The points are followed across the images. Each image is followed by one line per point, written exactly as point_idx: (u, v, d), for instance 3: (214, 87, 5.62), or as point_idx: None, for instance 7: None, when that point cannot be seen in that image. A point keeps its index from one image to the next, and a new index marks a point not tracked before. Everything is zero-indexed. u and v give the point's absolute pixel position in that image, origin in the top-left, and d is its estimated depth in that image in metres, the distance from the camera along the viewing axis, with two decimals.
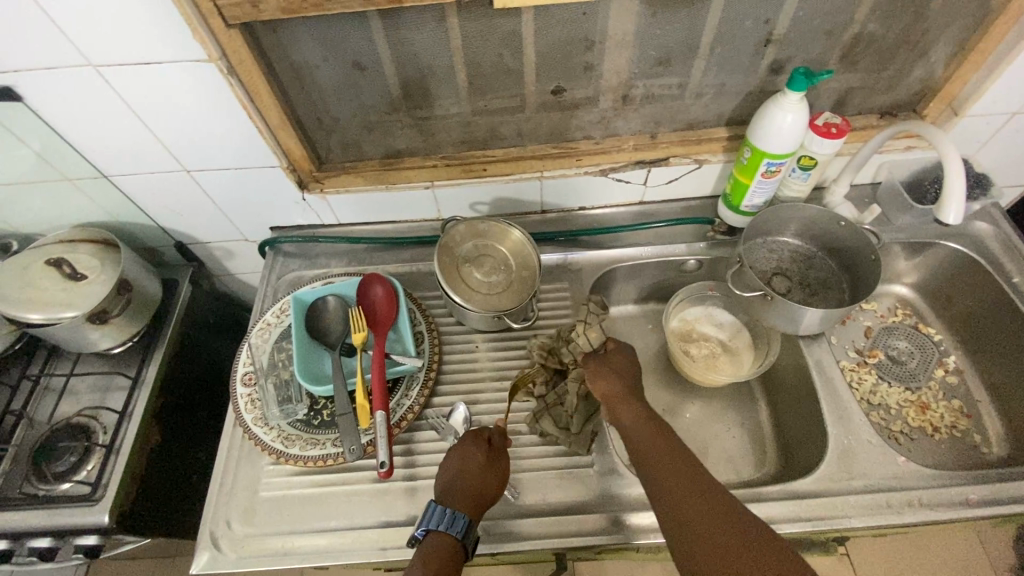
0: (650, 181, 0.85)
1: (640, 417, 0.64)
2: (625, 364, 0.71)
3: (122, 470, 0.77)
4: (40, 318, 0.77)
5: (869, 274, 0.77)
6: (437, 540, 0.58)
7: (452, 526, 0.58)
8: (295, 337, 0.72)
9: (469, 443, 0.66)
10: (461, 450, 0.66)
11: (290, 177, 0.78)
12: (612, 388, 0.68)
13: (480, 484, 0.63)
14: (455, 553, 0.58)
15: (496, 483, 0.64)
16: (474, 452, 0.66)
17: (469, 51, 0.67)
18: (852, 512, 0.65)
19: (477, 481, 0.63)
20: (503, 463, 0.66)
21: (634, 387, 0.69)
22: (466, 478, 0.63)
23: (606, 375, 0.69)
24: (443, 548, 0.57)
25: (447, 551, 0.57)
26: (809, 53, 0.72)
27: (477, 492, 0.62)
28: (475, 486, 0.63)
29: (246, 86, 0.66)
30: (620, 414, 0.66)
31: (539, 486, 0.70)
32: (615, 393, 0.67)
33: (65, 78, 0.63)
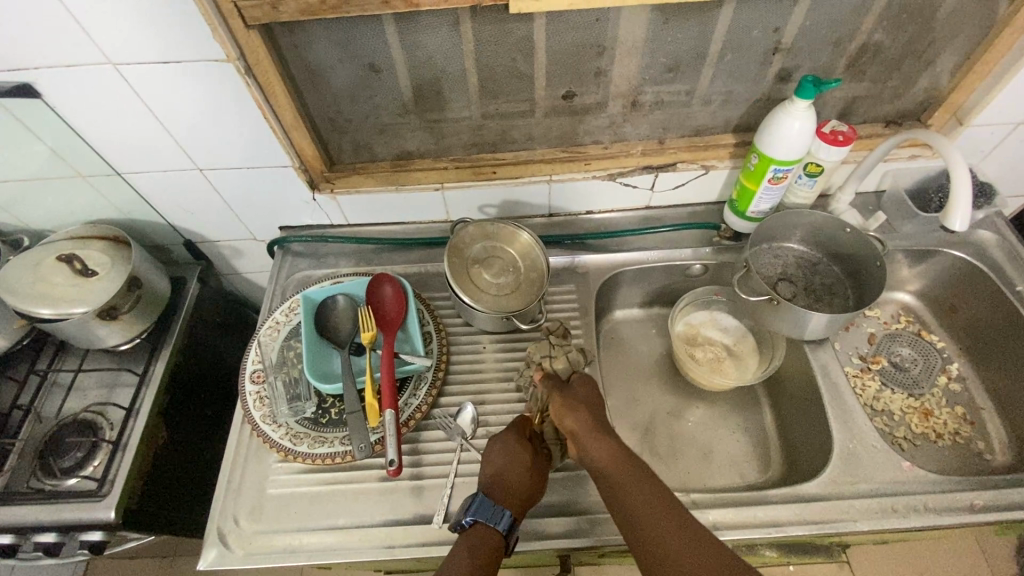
0: (657, 186, 0.86)
1: (605, 442, 0.61)
2: (585, 390, 0.68)
3: (128, 466, 0.78)
4: (50, 313, 0.76)
5: (875, 280, 0.78)
6: (482, 536, 0.59)
7: (498, 522, 0.59)
8: (305, 335, 0.72)
9: (517, 442, 0.66)
10: (510, 448, 0.66)
11: (301, 177, 0.79)
12: (580, 416, 0.64)
13: (526, 486, 0.64)
14: (497, 548, 0.59)
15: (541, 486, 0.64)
16: (523, 454, 0.66)
17: (483, 55, 0.68)
18: (858, 515, 0.65)
19: (524, 482, 0.64)
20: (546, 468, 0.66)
21: (597, 415, 0.65)
22: (514, 478, 0.64)
23: (573, 408, 0.65)
24: (487, 542, 0.59)
25: (491, 546, 0.58)
26: (816, 61, 0.74)
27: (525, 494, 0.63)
28: (523, 487, 0.63)
29: (262, 86, 0.66)
30: (585, 439, 0.62)
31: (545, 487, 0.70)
32: (582, 422, 0.64)
33: (84, 75, 0.63)
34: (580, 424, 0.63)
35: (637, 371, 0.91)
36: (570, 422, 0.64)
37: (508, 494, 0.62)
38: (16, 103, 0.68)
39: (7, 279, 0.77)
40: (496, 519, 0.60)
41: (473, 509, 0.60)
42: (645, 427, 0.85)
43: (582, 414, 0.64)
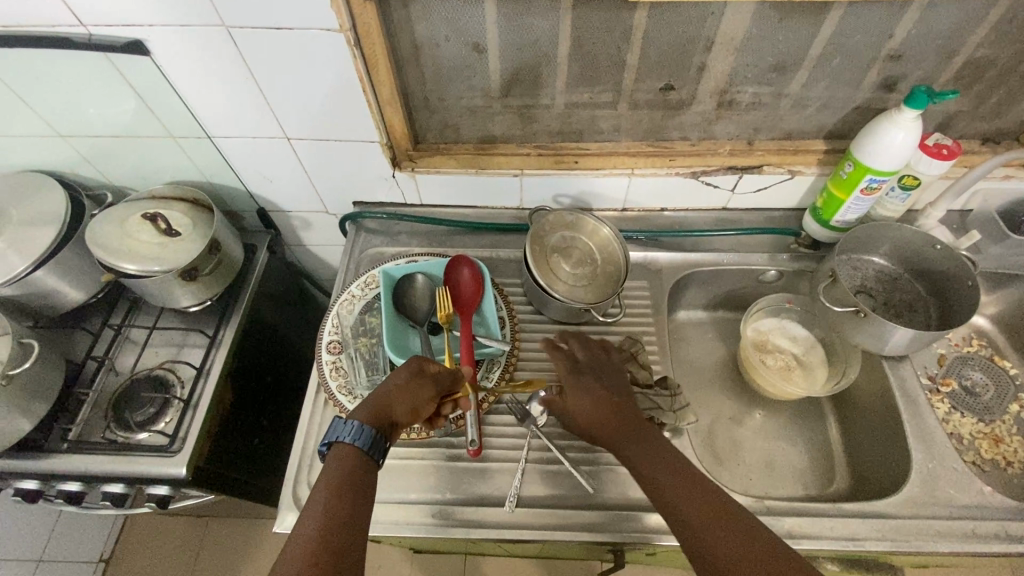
0: (739, 188, 0.84)
1: (642, 439, 0.58)
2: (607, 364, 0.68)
3: (199, 425, 0.79)
4: (135, 269, 0.76)
5: (963, 300, 0.76)
6: (339, 455, 0.53)
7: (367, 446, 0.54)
8: (385, 311, 0.73)
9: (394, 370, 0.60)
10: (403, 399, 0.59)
11: (385, 153, 0.80)
12: (601, 401, 0.62)
13: (384, 400, 0.58)
14: (359, 465, 0.53)
15: (405, 408, 0.59)
16: (396, 379, 0.60)
17: (586, 41, 0.68)
18: (937, 536, 0.64)
19: (385, 398, 0.58)
20: (419, 396, 0.60)
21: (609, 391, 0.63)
22: (373, 396, 0.58)
23: (594, 388, 0.63)
24: (347, 462, 0.53)
25: (351, 464, 0.53)
26: (924, 71, 0.72)
27: (380, 408, 0.57)
28: (388, 400, 0.58)
29: (366, 58, 0.67)
30: (627, 439, 0.58)
31: (614, 480, 0.70)
32: (616, 418, 0.60)
33: (196, 35, 0.64)
34: (608, 416, 0.60)
35: (698, 374, 0.90)
36: (595, 416, 0.61)
37: (369, 410, 0.57)
38: (123, 60, 0.68)
39: (96, 233, 0.77)
40: (354, 435, 0.54)
41: (330, 434, 0.55)
42: (707, 428, 0.84)
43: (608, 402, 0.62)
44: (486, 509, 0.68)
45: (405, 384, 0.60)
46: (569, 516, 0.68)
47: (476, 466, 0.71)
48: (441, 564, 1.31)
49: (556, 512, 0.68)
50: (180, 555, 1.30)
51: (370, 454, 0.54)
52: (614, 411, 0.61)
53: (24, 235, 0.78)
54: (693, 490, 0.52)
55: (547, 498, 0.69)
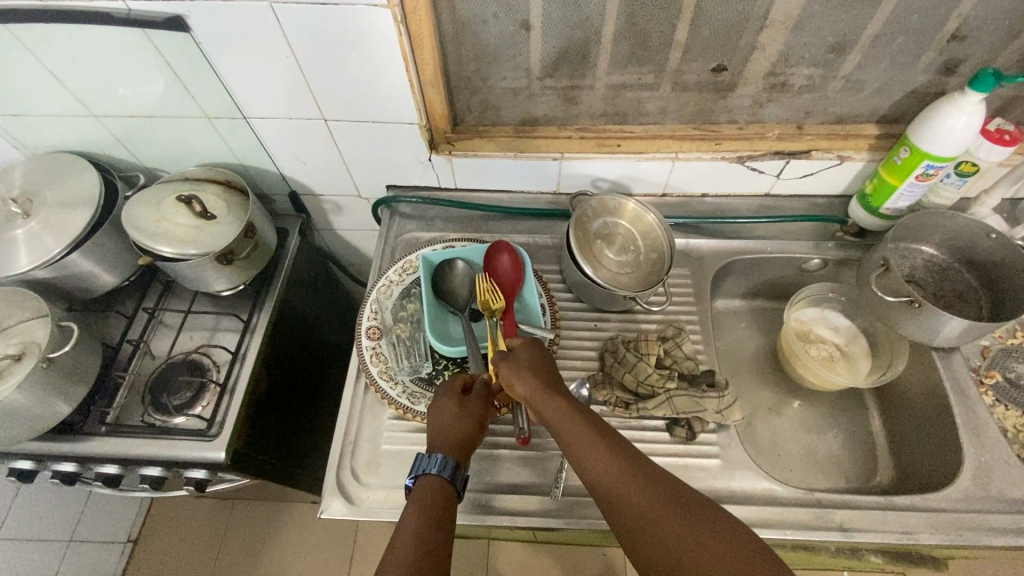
0: (784, 173, 0.82)
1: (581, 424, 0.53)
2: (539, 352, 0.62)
3: (236, 409, 0.79)
4: (171, 251, 0.75)
5: (1018, 291, 0.74)
6: (426, 488, 0.54)
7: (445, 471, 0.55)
8: (426, 298, 0.72)
9: (440, 395, 0.62)
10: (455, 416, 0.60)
11: (424, 135, 0.78)
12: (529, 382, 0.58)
13: (455, 430, 0.59)
14: (449, 497, 0.54)
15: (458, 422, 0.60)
16: (447, 402, 0.61)
17: (639, 19, 0.65)
18: (990, 530, 0.63)
19: (454, 426, 0.59)
20: (477, 411, 0.61)
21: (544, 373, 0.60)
22: (438, 427, 0.59)
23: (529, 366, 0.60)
24: (436, 493, 0.54)
25: (441, 495, 0.53)
26: (990, 52, 0.69)
27: (451, 436, 0.58)
28: (456, 428, 0.59)
29: (410, 34, 0.65)
30: (563, 423, 0.54)
31: None
32: (552, 401, 0.56)
33: (239, 11, 0.62)
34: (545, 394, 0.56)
35: (735, 363, 0.89)
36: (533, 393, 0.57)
37: (443, 441, 0.58)
38: (161, 37, 0.67)
39: (131, 215, 0.76)
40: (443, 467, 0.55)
41: (416, 467, 0.56)
42: (746, 418, 0.83)
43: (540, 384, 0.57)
44: (530, 497, 0.67)
45: (460, 407, 0.61)
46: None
47: (518, 454, 0.70)
48: (463, 549, 1.32)
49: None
50: (206, 537, 1.31)
51: (455, 483, 0.55)
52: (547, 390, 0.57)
53: (59, 217, 0.77)
54: (646, 486, 0.48)
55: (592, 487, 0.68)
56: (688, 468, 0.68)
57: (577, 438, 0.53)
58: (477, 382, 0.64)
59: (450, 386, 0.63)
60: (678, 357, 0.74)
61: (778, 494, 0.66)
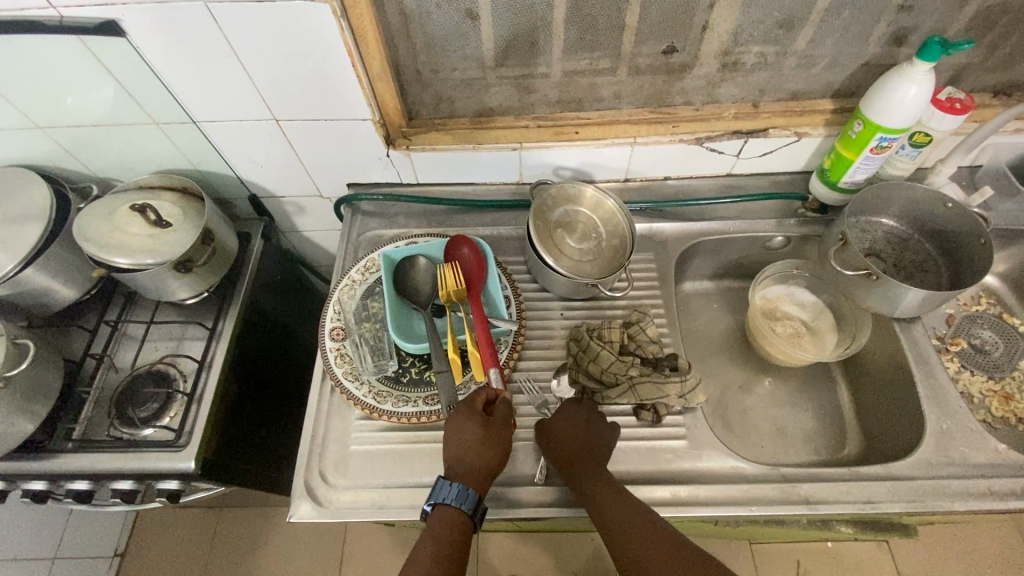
0: (744, 152, 0.82)
1: (615, 495, 0.60)
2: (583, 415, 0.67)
3: (205, 418, 0.78)
4: (127, 263, 0.74)
5: (974, 259, 0.75)
6: (443, 516, 0.58)
7: (462, 503, 0.58)
8: (387, 295, 0.71)
9: (464, 416, 0.62)
10: (477, 444, 0.61)
11: (379, 131, 0.77)
12: (569, 452, 0.64)
13: (476, 457, 0.60)
14: (463, 529, 0.58)
15: (481, 449, 0.61)
16: (471, 425, 0.62)
17: (586, 4, 0.64)
18: (953, 496, 0.64)
19: (478, 457, 0.60)
20: (502, 436, 0.62)
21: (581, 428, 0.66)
22: (460, 452, 0.60)
23: (570, 431, 0.66)
24: (452, 524, 0.57)
25: (455, 527, 0.57)
26: (936, 21, 0.69)
27: (472, 465, 0.60)
28: (478, 458, 0.60)
29: (353, 30, 0.64)
30: (597, 494, 0.60)
31: (621, 456, 0.68)
32: (592, 475, 0.62)
33: (174, 13, 0.61)
34: (581, 466, 0.63)
35: (706, 344, 0.89)
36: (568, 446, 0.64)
37: (467, 469, 0.60)
38: (99, 43, 0.65)
39: (84, 228, 0.75)
40: (461, 500, 0.58)
41: (435, 492, 0.59)
42: (717, 399, 0.84)
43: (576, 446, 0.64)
44: (500, 489, 0.67)
45: (484, 433, 0.61)
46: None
47: None
48: None
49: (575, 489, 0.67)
50: (196, 546, 1.31)
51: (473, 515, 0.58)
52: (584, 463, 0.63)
53: (10, 232, 0.75)
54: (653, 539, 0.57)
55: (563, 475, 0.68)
56: (657, 450, 0.68)
57: (606, 506, 0.59)
58: (499, 402, 0.64)
59: (472, 405, 0.63)
60: (643, 342, 0.74)
61: (745, 471, 0.67)
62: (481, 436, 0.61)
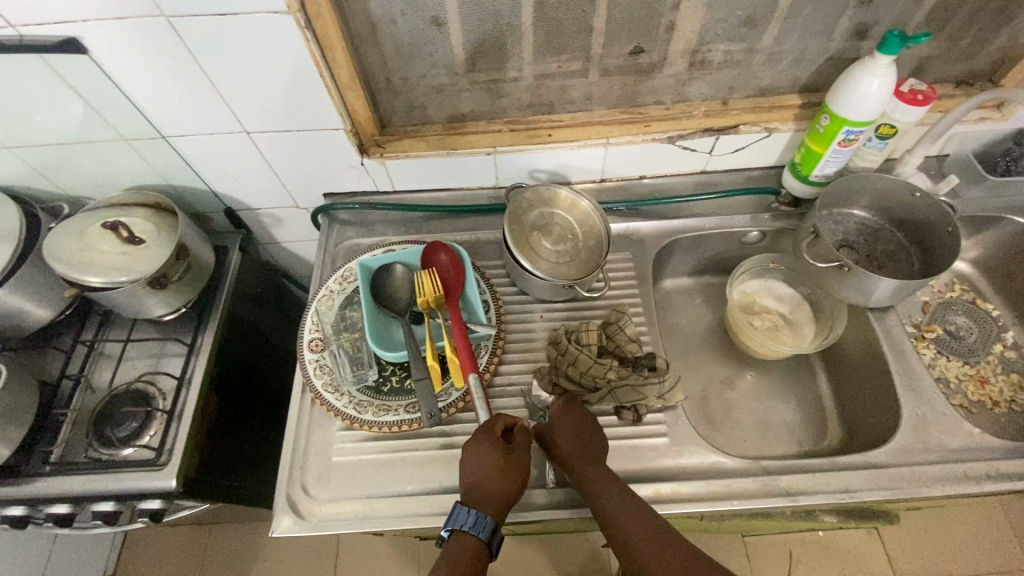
0: (716, 149, 0.83)
1: (619, 497, 0.60)
2: (578, 422, 0.67)
3: (185, 435, 0.77)
4: (100, 282, 0.73)
5: (944, 247, 0.76)
6: (461, 542, 0.58)
7: (479, 530, 0.58)
8: (365, 304, 0.71)
9: (484, 442, 0.61)
10: (498, 471, 0.60)
11: (352, 140, 0.77)
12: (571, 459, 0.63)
13: (496, 485, 0.60)
14: (479, 558, 0.57)
15: (500, 476, 0.60)
16: (491, 452, 0.61)
17: (551, 7, 0.65)
18: (930, 482, 0.65)
19: (494, 485, 0.60)
20: (520, 465, 0.61)
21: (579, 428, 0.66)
22: (480, 478, 0.60)
23: (567, 438, 0.64)
24: (468, 552, 0.57)
25: (471, 554, 0.57)
26: (896, 15, 0.70)
27: (490, 492, 0.59)
28: (493, 486, 0.59)
29: (319, 40, 0.64)
30: (600, 495, 0.60)
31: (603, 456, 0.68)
32: (592, 475, 0.62)
33: (136, 28, 0.60)
34: (585, 471, 0.62)
35: (687, 340, 0.90)
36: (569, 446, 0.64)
37: (482, 496, 0.59)
38: (62, 60, 0.64)
39: (54, 247, 0.74)
40: (477, 527, 0.58)
41: (452, 519, 0.59)
42: (699, 394, 0.84)
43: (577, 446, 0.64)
44: None
45: (505, 462, 0.60)
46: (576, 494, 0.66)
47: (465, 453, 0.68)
48: None
49: (563, 490, 0.67)
50: (186, 564, 1.30)
51: (489, 543, 0.58)
52: (586, 466, 0.62)
53: None
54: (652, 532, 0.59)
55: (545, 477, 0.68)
56: (638, 449, 0.68)
57: (613, 509, 0.60)
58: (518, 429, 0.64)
59: (492, 431, 0.62)
60: (621, 343, 0.74)
61: (726, 466, 0.67)
62: (501, 462, 0.60)
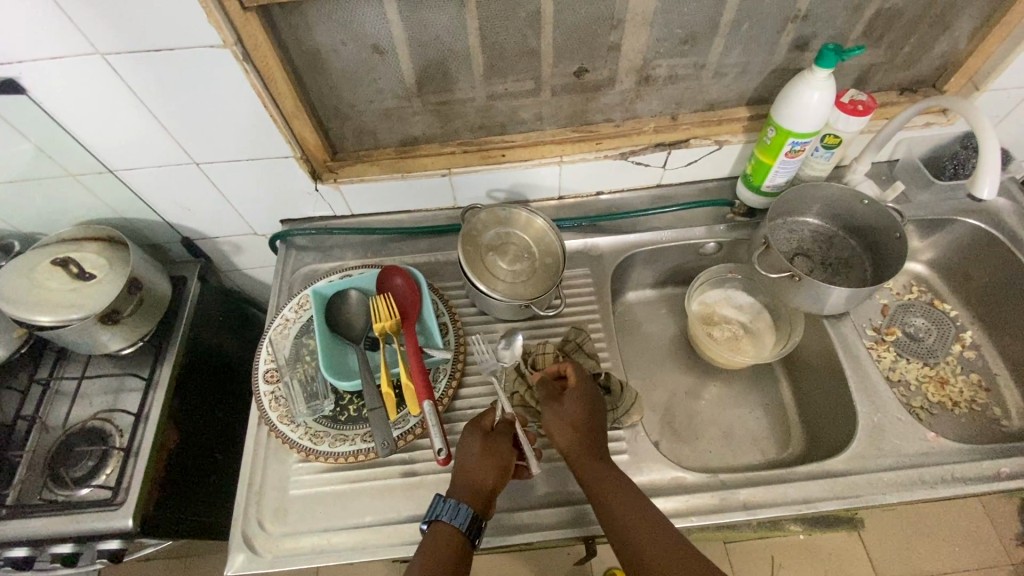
0: (669, 163, 0.83)
1: (624, 496, 0.58)
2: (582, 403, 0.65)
3: (142, 472, 0.76)
4: (49, 320, 0.72)
5: (894, 253, 0.77)
6: (438, 532, 0.56)
7: (454, 518, 0.57)
8: (318, 333, 0.70)
9: (466, 431, 0.64)
10: (479, 457, 0.61)
11: (303, 167, 0.76)
12: (577, 452, 0.62)
13: (475, 472, 0.60)
14: (456, 548, 0.56)
15: (479, 463, 0.61)
16: (472, 440, 0.63)
17: (491, 32, 0.65)
18: (886, 489, 0.66)
19: (474, 474, 0.60)
20: (501, 452, 0.62)
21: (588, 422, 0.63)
22: (461, 466, 0.61)
23: (568, 431, 0.63)
24: (445, 540, 0.56)
25: (447, 543, 0.55)
26: (833, 29, 0.71)
27: (469, 479, 0.60)
28: (473, 475, 0.60)
29: (260, 72, 0.63)
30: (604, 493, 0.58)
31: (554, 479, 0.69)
32: (596, 472, 0.60)
33: (72, 67, 0.60)
34: (587, 467, 0.61)
35: (651, 352, 0.90)
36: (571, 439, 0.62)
37: (463, 485, 0.60)
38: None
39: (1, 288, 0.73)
40: (454, 515, 0.57)
41: (430, 511, 0.58)
42: (664, 407, 0.84)
43: (579, 441, 0.62)
44: None
45: (484, 447, 0.62)
46: (567, 514, 0.66)
47: (426, 480, 0.67)
48: None
49: (570, 508, 0.67)
50: None
51: (468, 536, 0.57)
52: (587, 463, 0.61)
53: None
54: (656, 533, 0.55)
55: (505, 501, 0.68)
56: None
57: (615, 508, 0.57)
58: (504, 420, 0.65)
59: (477, 423, 0.65)
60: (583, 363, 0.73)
61: (685, 481, 0.67)
62: (478, 450, 0.62)
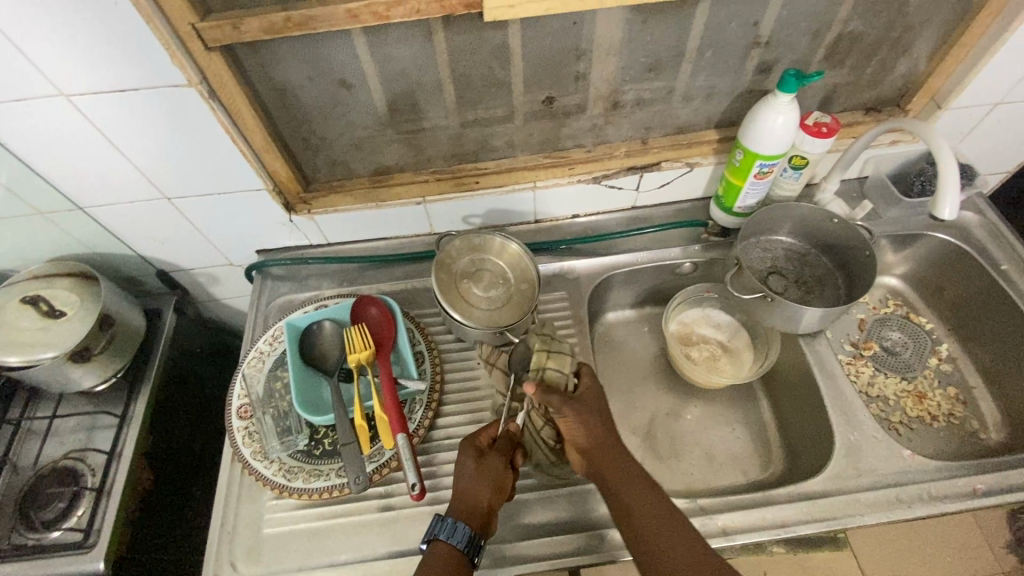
0: (642, 185, 0.84)
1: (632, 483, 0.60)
2: (597, 399, 0.64)
3: (114, 513, 0.74)
4: (18, 360, 0.72)
5: (866, 270, 0.78)
6: (437, 553, 0.56)
7: (454, 536, 0.57)
8: (291, 368, 0.70)
9: (461, 447, 0.62)
10: (475, 476, 0.60)
11: (276, 200, 0.76)
12: (597, 442, 0.62)
13: (472, 491, 0.60)
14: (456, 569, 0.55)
15: (474, 482, 0.60)
16: (466, 459, 0.61)
17: (458, 65, 0.66)
18: (865, 509, 0.66)
19: (472, 493, 0.60)
20: (497, 470, 0.61)
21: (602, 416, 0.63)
22: (457, 487, 0.60)
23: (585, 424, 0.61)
24: (444, 560, 0.56)
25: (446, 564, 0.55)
26: (796, 54, 0.72)
27: (467, 499, 0.59)
28: (469, 496, 0.60)
29: (227, 109, 0.63)
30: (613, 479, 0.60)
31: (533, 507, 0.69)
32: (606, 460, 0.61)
33: (37, 108, 0.60)
34: (602, 455, 0.61)
35: (632, 373, 0.90)
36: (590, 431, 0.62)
37: (461, 503, 0.59)
38: None
39: None
40: (453, 534, 0.57)
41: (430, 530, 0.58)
42: (645, 429, 0.84)
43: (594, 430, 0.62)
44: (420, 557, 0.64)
45: (478, 466, 0.61)
46: (569, 544, 0.65)
47: (404, 514, 0.66)
48: None
49: (583, 535, 0.66)
50: None
51: (468, 554, 0.56)
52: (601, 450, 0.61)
53: None
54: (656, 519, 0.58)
55: None
56: (581, 494, 0.69)
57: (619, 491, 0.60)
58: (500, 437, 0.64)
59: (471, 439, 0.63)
60: None
61: None
62: (473, 470, 0.61)
